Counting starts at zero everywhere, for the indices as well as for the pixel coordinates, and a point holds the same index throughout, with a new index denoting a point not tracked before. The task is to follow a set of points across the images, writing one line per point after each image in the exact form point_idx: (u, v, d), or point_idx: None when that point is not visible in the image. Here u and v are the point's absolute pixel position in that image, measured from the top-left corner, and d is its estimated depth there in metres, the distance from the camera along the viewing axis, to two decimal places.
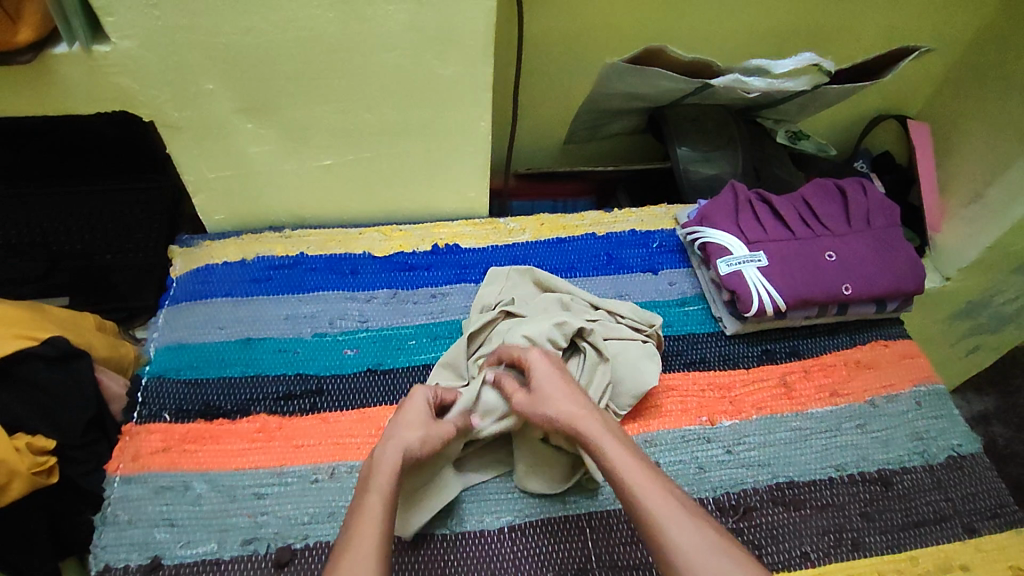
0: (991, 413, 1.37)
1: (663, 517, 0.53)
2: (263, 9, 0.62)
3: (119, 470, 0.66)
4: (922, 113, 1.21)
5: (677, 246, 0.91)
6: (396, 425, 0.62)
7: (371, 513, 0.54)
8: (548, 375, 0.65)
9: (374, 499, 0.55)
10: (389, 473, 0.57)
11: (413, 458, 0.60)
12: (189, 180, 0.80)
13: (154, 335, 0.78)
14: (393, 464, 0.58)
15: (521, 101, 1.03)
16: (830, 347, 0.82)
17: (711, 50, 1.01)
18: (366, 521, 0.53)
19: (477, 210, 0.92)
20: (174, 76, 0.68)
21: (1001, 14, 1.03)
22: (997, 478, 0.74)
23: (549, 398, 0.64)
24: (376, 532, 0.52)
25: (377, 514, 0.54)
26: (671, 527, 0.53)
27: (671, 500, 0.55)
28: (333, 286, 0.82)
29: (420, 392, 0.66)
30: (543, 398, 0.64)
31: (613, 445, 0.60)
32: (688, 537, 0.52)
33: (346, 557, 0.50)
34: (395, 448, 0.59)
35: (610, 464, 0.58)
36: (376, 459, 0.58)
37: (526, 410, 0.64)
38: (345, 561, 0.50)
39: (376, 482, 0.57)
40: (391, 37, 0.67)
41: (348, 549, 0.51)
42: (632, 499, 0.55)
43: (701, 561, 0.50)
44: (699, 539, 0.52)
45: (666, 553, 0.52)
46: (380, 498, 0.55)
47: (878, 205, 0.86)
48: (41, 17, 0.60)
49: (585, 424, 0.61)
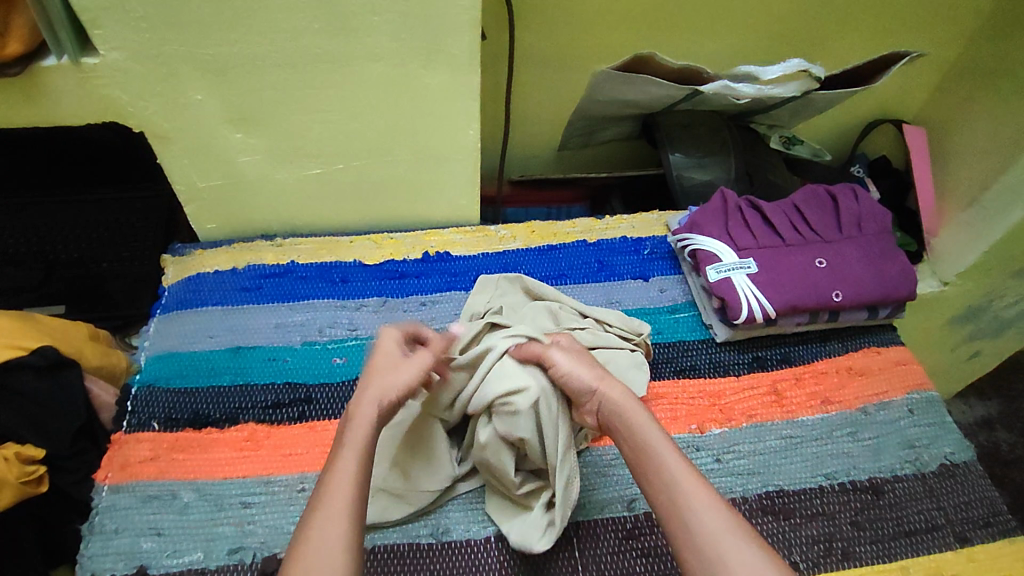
0: (994, 418, 1.36)
1: (695, 499, 0.51)
2: (249, 22, 0.63)
3: (107, 479, 0.67)
4: (918, 117, 1.20)
5: (669, 253, 0.91)
6: (372, 371, 0.61)
7: (345, 468, 0.52)
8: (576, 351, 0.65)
9: (349, 453, 0.53)
10: (365, 423, 0.56)
11: (391, 404, 0.59)
12: (180, 190, 0.80)
13: (144, 344, 0.78)
14: (371, 412, 0.57)
15: (514, 108, 1.03)
16: (821, 354, 0.82)
17: (703, 56, 1.01)
18: (339, 476, 0.51)
19: (468, 217, 0.92)
20: (163, 87, 0.68)
21: (996, 18, 1.02)
22: (990, 486, 0.73)
23: (583, 366, 0.62)
24: (350, 486, 0.51)
25: (352, 468, 0.52)
26: (704, 512, 0.50)
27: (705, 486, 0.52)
28: (323, 294, 0.83)
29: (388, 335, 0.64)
30: (577, 363, 0.63)
31: (650, 423, 0.57)
32: (720, 525, 0.49)
33: (319, 513, 0.49)
34: (371, 397, 0.58)
35: (644, 443, 0.56)
36: (353, 409, 0.57)
37: (561, 368, 0.62)
38: (316, 520, 0.49)
39: (350, 436, 0.55)
40: (377, 46, 0.67)
41: (320, 505, 0.50)
42: (662, 479, 0.53)
43: (731, 551, 0.47)
44: (730, 528, 0.49)
45: (693, 539, 0.49)
46: (354, 451, 0.53)
47: (870, 211, 0.86)
48: (29, 31, 0.61)
49: (621, 401, 0.60)
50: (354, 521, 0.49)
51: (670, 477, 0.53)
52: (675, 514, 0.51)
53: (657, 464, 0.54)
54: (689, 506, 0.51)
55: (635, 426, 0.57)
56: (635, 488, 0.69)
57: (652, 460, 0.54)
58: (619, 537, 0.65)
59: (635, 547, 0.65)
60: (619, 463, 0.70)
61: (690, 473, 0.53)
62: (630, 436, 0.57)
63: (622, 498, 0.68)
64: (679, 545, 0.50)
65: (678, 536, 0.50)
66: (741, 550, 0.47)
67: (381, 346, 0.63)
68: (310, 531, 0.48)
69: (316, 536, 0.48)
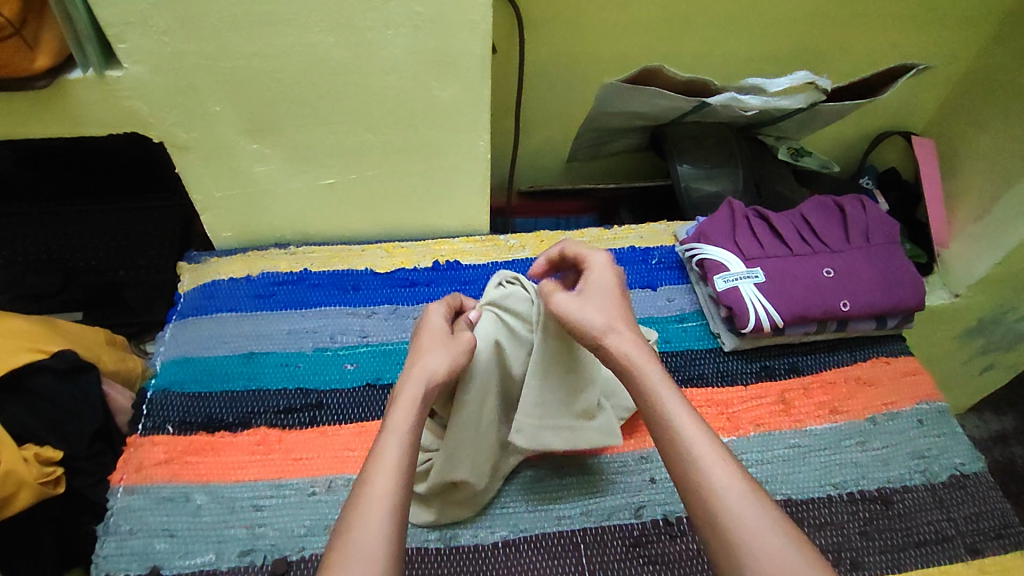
0: (1009, 433, 1.34)
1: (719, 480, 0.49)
2: (268, 37, 0.65)
3: (122, 481, 0.68)
4: (928, 128, 1.20)
5: (676, 263, 0.92)
6: (417, 354, 0.61)
7: (389, 454, 0.51)
8: (602, 285, 0.63)
9: (392, 439, 0.52)
10: (409, 408, 0.55)
11: (439, 384, 0.58)
12: (197, 199, 0.82)
13: (160, 349, 0.80)
14: (415, 394, 0.56)
15: (524, 119, 1.05)
16: (830, 364, 0.82)
17: (711, 69, 1.03)
18: (381, 463, 0.50)
19: (478, 227, 0.93)
20: (184, 99, 0.70)
21: (1005, 30, 1.03)
22: (1001, 498, 0.72)
23: (594, 310, 0.60)
24: (393, 474, 0.50)
25: (394, 453, 0.51)
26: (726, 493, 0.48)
27: (730, 465, 0.50)
28: (334, 301, 0.84)
29: (434, 311, 0.65)
30: (582, 310, 0.60)
31: (666, 390, 0.55)
32: (744, 509, 0.47)
33: (361, 499, 0.48)
34: (416, 378, 0.57)
35: (662, 413, 0.54)
36: (398, 390, 0.57)
37: (563, 310, 0.61)
38: (358, 508, 0.48)
39: (394, 422, 0.54)
40: (390, 59, 0.69)
41: (362, 493, 0.49)
42: (682, 456, 0.51)
43: (754, 538, 0.45)
44: (756, 515, 0.47)
45: (719, 525, 0.47)
46: (399, 436, 0.53)
47: (877, 222, 0.86)
48: (56, 45, 0.63)
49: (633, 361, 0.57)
50: (396, 508, 0.48)
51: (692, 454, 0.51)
52: (697, 491, 0.49)
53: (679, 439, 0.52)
54: (713, 491, 0.48)
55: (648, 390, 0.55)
56: (641, 495, 0.69)
57: (670, 432, 0.52)
58: (626, 544, 0.65)
59: (642, 555, 0.65)
60: (627, 470, 0.71)
61: (715, 452, 0.51)
62: (648, 405, 0.55)
63: (629, 505, 0.68)
64: (702, 526, 0.48)
65: (699, 516, 0.48)
66: (766, 540, 0.45)
67: (425, 324, 0.64)
68: (353, 518, 0.47)
69: (358, 522, 0.47)
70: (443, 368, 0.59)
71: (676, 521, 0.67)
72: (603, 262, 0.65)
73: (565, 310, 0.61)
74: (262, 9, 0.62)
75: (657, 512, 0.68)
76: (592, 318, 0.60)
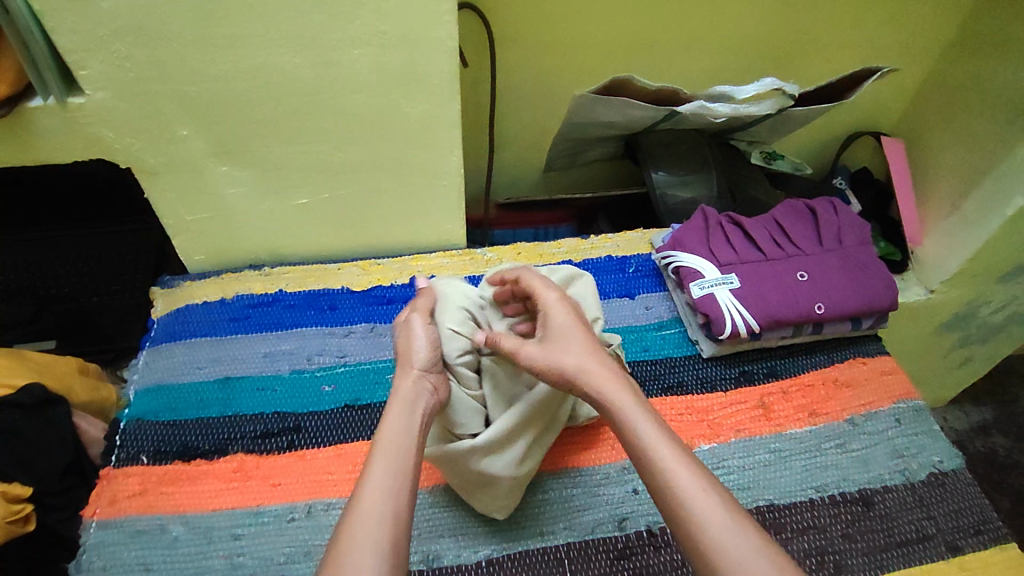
0: (990, 423, 1.36)
1: (705, 513, 0.49)
2: (233, 59, 0.64)
3: (95, 515, 0.67)
4: (897, 127, 1.22)
5: (654, 270, 0.92)
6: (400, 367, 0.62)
7: (376, 471, 0.52)
8: (566, 325, 0.63)
9: (380, 457, 0.53)
10: (396, 428, 0.56)
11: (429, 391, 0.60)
12: (168, 224, 0.81)
13: (133, 378, 0.78)
14: (402, 412, 0.57)
15: (498, 130, 1.05)
16: (808, 366, 0.83)
17: (682, 77, 1.04)
18: (370, 479, 0.51)
19: (454, 241, 0.93)
20: (149, 124, 0.69)
21: (964, 32, 1.05)
22: (979, 493, 0.73)
23: (565, 352, 0.60)
24: (384, 488, 0.50)
25: (383, 471, 0.51)
26: (714, 525, 0.48)
27: (715, 496, 0.50)
28: (311, 322, 0.83)
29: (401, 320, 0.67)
30: (555, 352, 0.60)
31: (648, 423, 0.55)
32: (735, 539, 0.47)
33: (352, 513, 0.49)
34: (404, 395, 0.59)
35: (643, 444, 0.54)
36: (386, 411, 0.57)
37: (537, 362, 0.60)
38: (349, 523, 0.48)
39: (383, 440, 0.54)
40: (359, 79, 0.69)
41: (352, 510, 0.49)
42: (668, 492, 0.51)
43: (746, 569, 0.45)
44: (738, 541, 0.47)
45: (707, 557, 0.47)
46: (385, 455, 0.53)
47: (849, 224, 0.87)
48: (14, 73, 0.61)
49: (613, 397, 0.57)
50: (391, 520, 0.48)
51: (677, 486, 0.51)
52: (680, 525, 0.49)
53: (659, 472, 0.52)
54: (698, 523, 0.48)
55: (631, 424, 0.55)
56: (625, 507, 0.69)
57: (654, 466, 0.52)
58: (610, 557, 0.65)
59: (627, 568, 0.65)
60: (610, 482, 0.71)
61: (696, 481, 0.51)
62: (630, 438, 0.55)
63: (612, 518, 0.68)
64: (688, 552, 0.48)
65: (689, 549, 0.48)
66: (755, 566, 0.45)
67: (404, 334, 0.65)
68: (350, 532, 0.47)
69: (348, 539, 0.47)
70: (425, 354, 0.63)
71: (660, 532, 0.67)
72: (556, 299, 0.65)
73: (536, 365, 0.60)
74: (226, 32, 0.62)
75: (641, 523, 0.68)
76: (569, 359, 0.59)
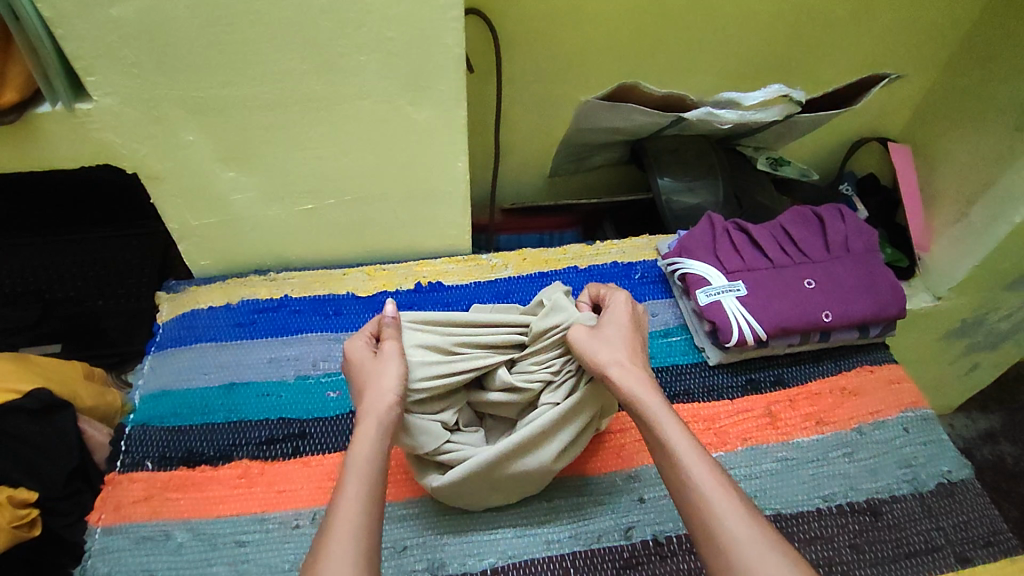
0: (997, 430, 1.35)
1: (720, 507, 0.51)
2: (240, 65, 0.65)
3: (100, 521, 0.67)
4: (904, 132, 1.21)
5: (660, 276, 0.92)
6: (362, 388, 0.60)
7: (351, 487, 0.52)
8: (621, 321, 0.66)
9: (354, 471, 0.53)
10: (370, 442, 0.55)
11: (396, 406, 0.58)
12: (174, 228, 0.81)
13: (139, 383, 0.78)
14: (375, 428, 0.56)
15: (503, 135, 1.05)
16: (815, 375, 0.82)
17: (688, 83, 1.04)
18: (345, 495, 0.51)
19: (459, 247, 0.93)
20: (156, 130, 0.69)
21: (972, 38, 1.04)
22: (989, 504, 0.73)
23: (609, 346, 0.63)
24: (356, 505, 0.50)
25: (358, 487, 0.52)
26: (728, 518, 0.50)
27: (731, 492, 0.52)
28: (316, 327, 0.83)
29: (354, 345, 0.64)
30: (595, 343, 0.62)
31: (670, 419, 0.57)
32: (749, 532, 0.49)
33: (328, 529, 0.49)
34: (372, 410, 0.57)
35: (665, 438, 0.56)
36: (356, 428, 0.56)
37: (579, 346, 0.63)
38: (326, 538, 0.48)
39: (355, 455, 0.54)
40: (365, 85, 0.69)
41: (328, 526, 0.49)
42: (686, 484, 0.53)
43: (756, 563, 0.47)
44: (752, 534, 0.48)
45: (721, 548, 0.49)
46: (360, 471, 0.53)
47: (857, 231, 0.87)
48: (22, 79, 0.62)
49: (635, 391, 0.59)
50: (364, 535, 0.49)
51: (694, 479, 0.53)
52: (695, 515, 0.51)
53: (680, 468, 0.54)
54: (715, 517, 0.50)
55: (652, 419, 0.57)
56: (631, 516, 0.68)
57: (673, 460, 0.55)
58: (617, 566, 0.65)
59: None
60: (616, 490, 0.70)
61: (715, 479, 0.53)
62: (651, 432, 0.57)
63: (618, 527, 0.68)
64: (701, 544, 0.50)
65: (703, 540, 0.50)
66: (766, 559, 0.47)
67: (355, 360, 0.63)
68: (328, 545, 0.48)
69: (326, 552, 0.47)
70: (397, 382, 0.59)
71: (666, 542, 0.67)
72: (623, 300, 0.68)
73: (579, 345, 0.63)
74: (233, 39, 0.62)
75: (647, 532, 0.67)
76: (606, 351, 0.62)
